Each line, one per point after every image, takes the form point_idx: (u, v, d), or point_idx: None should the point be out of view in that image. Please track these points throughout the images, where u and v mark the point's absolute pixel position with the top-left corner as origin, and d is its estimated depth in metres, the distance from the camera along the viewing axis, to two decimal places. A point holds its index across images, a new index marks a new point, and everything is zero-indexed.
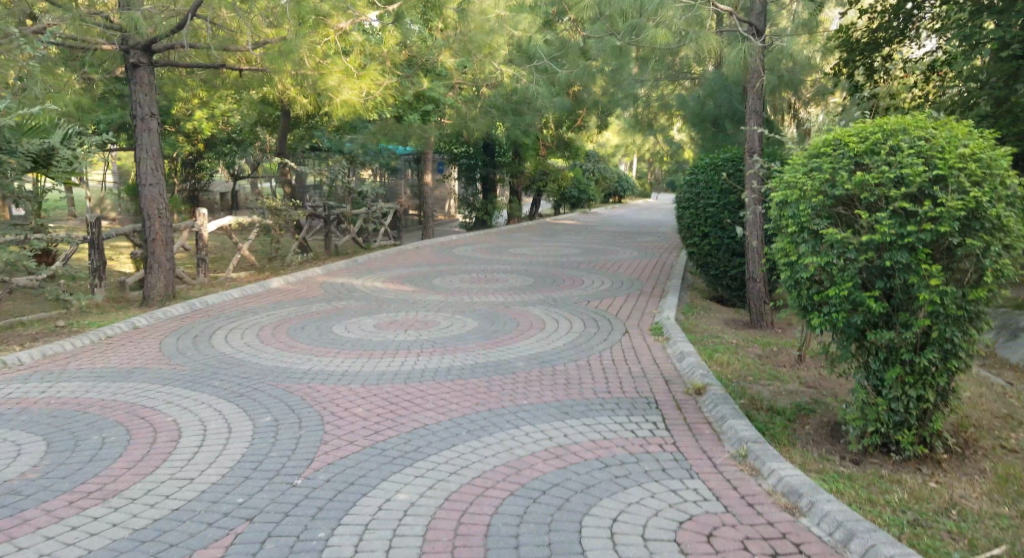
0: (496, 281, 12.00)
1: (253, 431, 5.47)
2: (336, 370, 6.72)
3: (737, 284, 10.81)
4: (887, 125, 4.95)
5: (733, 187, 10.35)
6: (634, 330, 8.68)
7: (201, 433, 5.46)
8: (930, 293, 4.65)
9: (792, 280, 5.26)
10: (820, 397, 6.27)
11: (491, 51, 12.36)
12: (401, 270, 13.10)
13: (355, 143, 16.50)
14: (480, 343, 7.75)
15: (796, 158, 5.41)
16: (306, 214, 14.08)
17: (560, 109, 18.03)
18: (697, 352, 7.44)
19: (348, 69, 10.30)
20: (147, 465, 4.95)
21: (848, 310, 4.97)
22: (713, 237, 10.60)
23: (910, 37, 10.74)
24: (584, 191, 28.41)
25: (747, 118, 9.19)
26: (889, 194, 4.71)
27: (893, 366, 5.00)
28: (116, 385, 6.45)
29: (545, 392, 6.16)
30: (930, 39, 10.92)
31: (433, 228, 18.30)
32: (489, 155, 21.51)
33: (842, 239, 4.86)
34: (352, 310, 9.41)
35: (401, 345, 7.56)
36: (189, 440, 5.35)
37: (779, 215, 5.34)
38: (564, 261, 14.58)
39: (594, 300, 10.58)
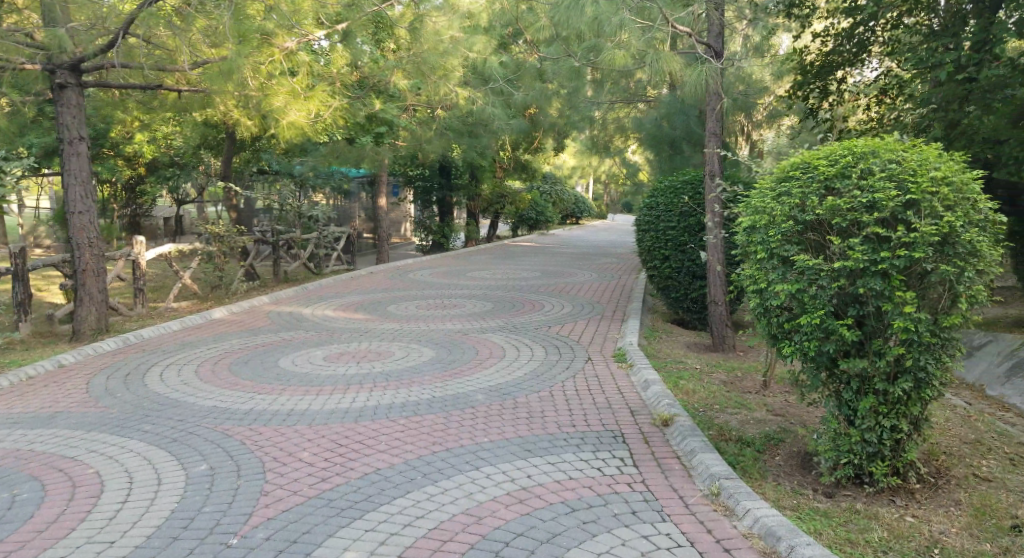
0: (454, 307, 11.72)
1: (184, 482, 5.08)
2: (283, 409, 6.34)
3: (698, 307, 10.68)
4: (856, 148, 4.91)
5: (693, 210, 10.34)
6: (597, 357, 8.45)
7: (126, 487, 5.07)
8: (904, 320, 4.59)
9: (762, 307, 5.18)
10: (789, 426, 6.07)
11: (446, 73, 12.13)
12: (355, 296, 12.73)
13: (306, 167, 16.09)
14: (438, 375, 7.44)
15: (763, 182, 5.36)
16: (253, 240, 13.60)
17: (516, 130, 17.85)
18: (662, 379, 7.22)
19: (294, 90, 9.93)
20: (61, 527, 4.60)
21: (820, 338, 4.88)
22: (674, 260, 10.48)
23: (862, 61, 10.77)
24: (541, 212, 28.29)
25: (707, 139, 9.10)
26: (861, 219, 4.67)
27: (867, 395, 4.86)
28: (34, 433, 6.02)
29: (506, 428, 5.88)
30: (878, 65, 11.05)
31: (388, 252, 17.92)
32: (445, 178, 21.22)
33: (813, 266, 4.80)
34: (304, 341, 9.07)
35: (355, 379, 7.22)
36: (111, 496, 4.96)
37: (747, 240, 5.27)
38: (522, 284, 14.31)
39: (555, 326, 10.34)
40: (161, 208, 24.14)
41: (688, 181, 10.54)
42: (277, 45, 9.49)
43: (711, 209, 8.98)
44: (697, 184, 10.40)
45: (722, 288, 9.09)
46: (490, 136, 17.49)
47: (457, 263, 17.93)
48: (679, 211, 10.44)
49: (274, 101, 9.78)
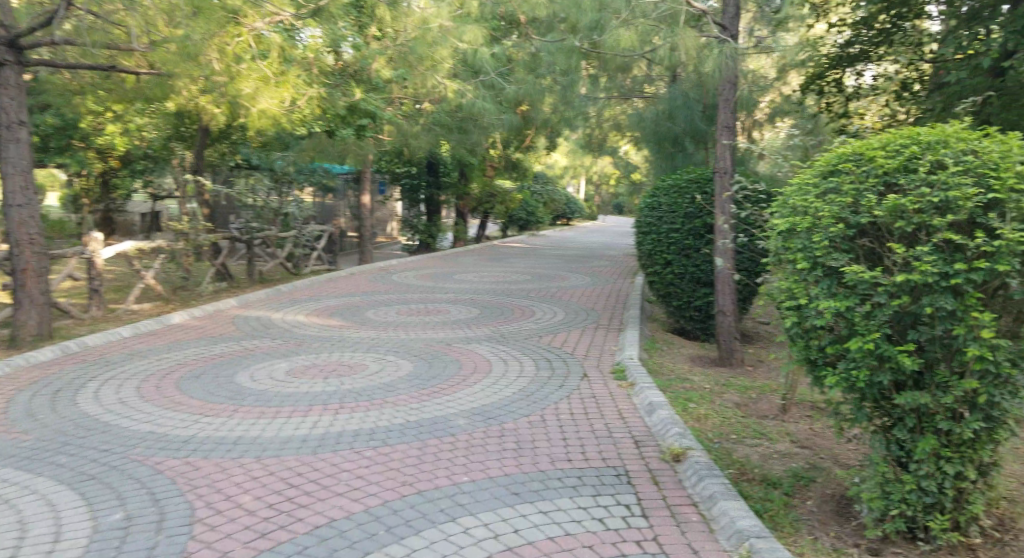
0: (439, 313, 10.89)
1: (89, 537, 4.16)
2: (229, 436, 5.49)
3: (701, 316, 9.83)
4: (920, 137, 4.09)
5: (701, 209, 9.51)
6: (594, 373, 7.61)
7: (15, 545, 4.12)
8: (980, 347, 3.77)
9: (800, 327, 4.36)
10: (819, 462, 5.24)
11: (434, 63, 11.63)
12: (330, 300, 11.88)
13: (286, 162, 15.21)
14: (418, 394, 6.72)
15: (802, 180, 4.52)
16: (223, 237, 12.71)
17: (509, 127, 16.98)
18: (668, 402, 6.37)
19: (266, 76, 9.12)
20: None
21: (872, 366, 4.06)
22: (676, 265, 9.65)
23: (880, 56, 10.10)
24: (532, 213, 27.56)
25: (719, 134, 8.19)
26: (931, 222, 3.85)
27: (926, 436, 4.04)
28: None
29: (490, 464, 5.02)
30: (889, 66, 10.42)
31: (371, 253, 16.97)
32: (432, 175, 20.28)
33: (869, 279, 3.97)
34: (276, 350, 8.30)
35: (319, 400, 6.41)
36: None
37: (784, 247, 4.44)
38: (512, 288, 13.49)
39: (544, 336, 9.49)
40: (137, 203, 23.04)
41: (694, 180, 9.71)
42: (246, 24, 8.83)
43: (724, 210, 8.18)
44: (705, 183, 9.54)
45: (731, 297, 8.29)
46: (480, 133, 16.54)
47: (443, 264, 17.05)
48: (683, 213, 9.59)
49: (238, 86, 8.92)
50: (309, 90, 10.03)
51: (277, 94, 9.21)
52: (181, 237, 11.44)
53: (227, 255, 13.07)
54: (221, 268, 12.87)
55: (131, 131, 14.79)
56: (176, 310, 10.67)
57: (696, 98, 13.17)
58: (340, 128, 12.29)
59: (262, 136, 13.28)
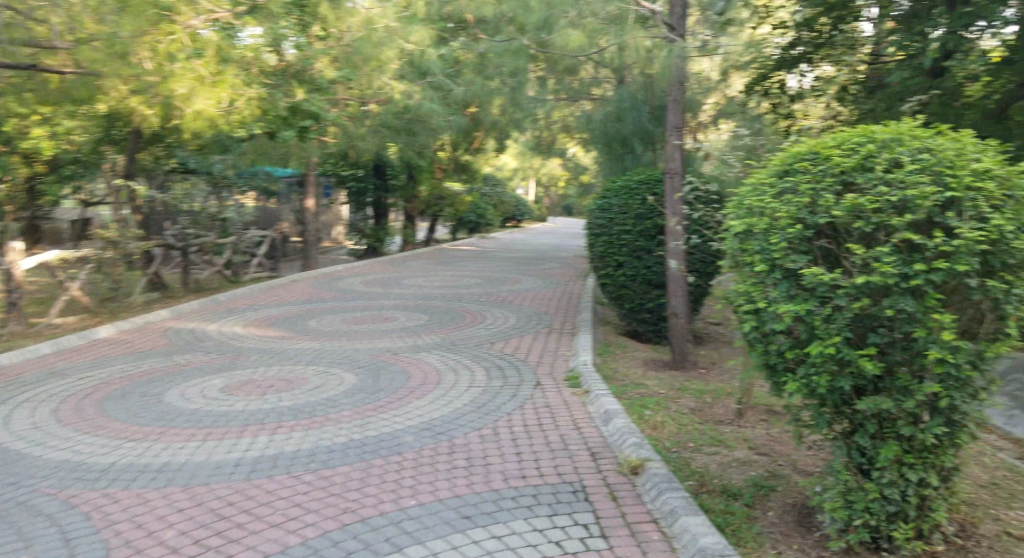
0: (386, 321, 10.56)
1: None
2: (153, 464, 5.24)
3: (654, 318, 9.71)
4: (875, 135, 3.93)
5: (651, 211, 9.37)
6: (547, 381, 7.38)
7: None
8: (941, 350, 3.57)
9: (758, 332, 4.14)
10: (779, 469, 5.07)
11: (380, 64, 11.57)
12: (270, 309, 11.44)
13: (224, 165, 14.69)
14: (358, 410, 6.46)
15: (757, 180, 4.33)
16: (154, 247, 12.24)
17: (456, 129, 16.69)
18: (624, 410, 6.20)
19: (202, 75, 8.64)
20: None
21: (832, 372, 3.86)
22: (628, 267, 9.51)
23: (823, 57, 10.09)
24: (482, 215, 27.30)
25: (668, 134, 8.10)
26: (890, 221, 3.65)
27: (889, 442, 3.85)
28: None
29: (440, 484, 4.85)
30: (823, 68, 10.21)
31: (314, 258, 16.51)
32: (379, 178, 19.94)
33: (829, 282, 3.76)
34: (216, 364, 8.09)
35: (254, 420, 6.20)
36: None
37: (739, 249, 4.23)
38: (461, 293, 13.22)
39: (495, 342, 9.25)
40: (69, 210, 22.13)
41: (643, 181, 9.57)
42: (180, 22, 8.51)
43: (673, 211, 8.07)
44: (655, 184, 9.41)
45: (683, 298, 8.16)
46: (426, 135, 16.23)
47: (390, 269, 16.67)
48: (634, 214, 9.45)
49: (170, 86, 8.45)
50: (247, 90, 9.46)
51: (215, 95, 8.73)
52: (110, 246, 10.94)
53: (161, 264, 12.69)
54: (152, 277, 12.38)
55: (60, 134, 14.12)
56: (104, 323, 10.18)
57: (642, 101, 13.07)
58: (282, 129, 11.11)
59: (198, 138, 12.78)
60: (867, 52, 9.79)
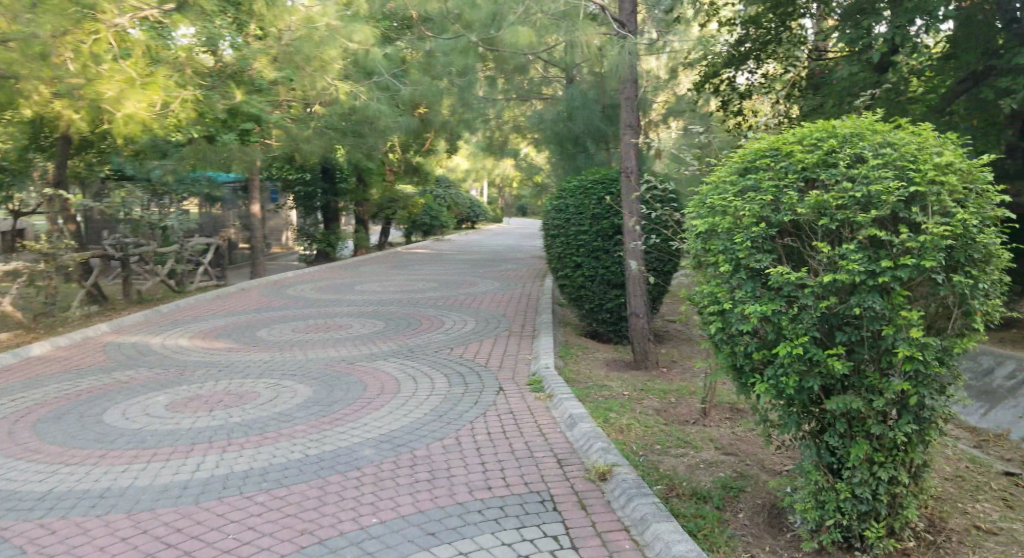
0: (340, 328, 10.31)
1: None
2: (91, 490, 5.17)
3: (613, 318, 9.65)
4: (835, 129, 3.89)
5: (607, 211, 9.31)
6: (510, 387, 7.26)
7: None
8: (909, 348, 3.55)
9: (724, 333, 4.07)
10: (746, 469, 5.01)
11: (322, 64, 11.51)
12: (217, 320, 11.12)
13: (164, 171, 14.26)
14: (308, 427, 6.19)
15: (719, 178, 4.26)
16: (91, 257, 11.82)
17: (406, 130, 16.46)
18: (588, 414, 6.11)
19: (131, 77, 8.41)
20: None
21: (801, 372, 3.80)
22: (586, 267, 9.44)
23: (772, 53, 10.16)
24: (436, 217, 27.07)
25: (622, 133, 8.05)
26: (855, 218, 3.62)
27: (859, 441, 3.81)
28: None
29: (403, 499, 4.81)
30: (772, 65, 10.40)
31: (263, 265, 16.12)
32: (328, 181, 19.55)
33: (795, 281, 3.72)
34: (162, 380, 7.78)
35: (201, 439, 5.98)
36: None
37: (703, 248, 4.16)
38: (417, 297, 13.03)
39: (454, 348, 9.07)
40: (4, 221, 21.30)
41: (598, 180, 9.51)
42: (104, 21, 8.21)
43: (630, 210, 8.02)
44: (610, 183, 9.35)
45: (642, 298, 8.12)
46: (376, 137, 15.99)
47: (343, 275, 16.37)
48: (591, 214, 9.38)
49: (96, 88, 8.18)
50: (183, 92, 9.28)
51: (146, 98, 8.38)
52: (43, 258, 10.53)
53: (99, 275, 12.30)
54: (89, 289, 11.98)
55: None
56: (38, 340, 9.77)
57: (596, 99, 12.96)
58: (222, 132, 11.30)
59: (136, 144, 12.36)
60: (814, 48, 9.88)
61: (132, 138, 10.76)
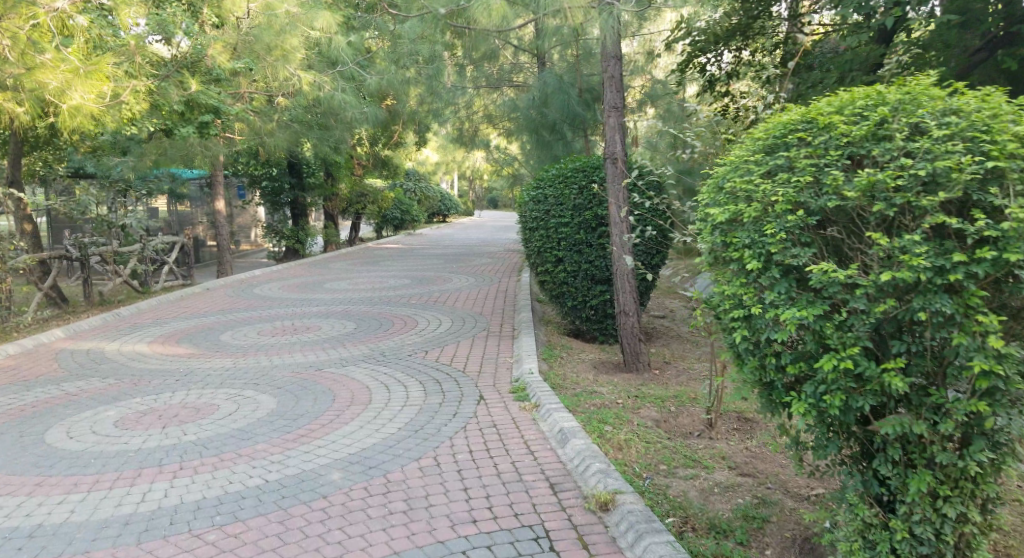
0: (308, 331, 9.55)
1: None
2: (22, 527, 4.44)
3: (598, 316, 9.00)
4: (881, 97, 3.23)
5: (587, 202, 8.65)
6: (491, 395, 6.60)
7: None
8: (985, 361, 2.92)
9: (749, 342, 3.45)
10: (767, 494, 4.42)
11: (284, 53, 10.79)
12: (175, 323, 10.32)
13: (126, 168, 13.41)
14: (269, 446, 5.47)
15: (737, 160, 3.59)
16: (48, 258, 10.93)
17: (374, 122, 15.67)
18: (582, 428, 5.47)
19: (77, 65, 7.36)
20: None
21: (848, 391, 3.19)
22: (568, 262, 8.78)
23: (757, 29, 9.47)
24: (407, 212, 26.28)
25: (606, 115, 7.36)
26: (916, 201, 2.99)
27: (920, 471, 3.25)
28: None
29: (377, 537, 4.14)
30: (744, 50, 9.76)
31: (231, 263, 15.27)
32: (295, 176, 18.65)
33: (842, 280, 3.09)
34: (115, 392, 7.00)
35: (150, 462, 5.22)
36: None
37: (722, 241, 3.50)
38: (389, 295, 12.32)
39: (429, 351, 8.35)
40: None
41: (578, 168, 8.84)
42: (42, 5, 7.03)
43: (616, 199, 7.38)
44: (591, 171, 8.70)
45: (632, 294, 7.49)
46: (343, 129, 15.19)
47: (311, 272, 15.57)
48: (571, 205, 8.70)
49: (38, 77, 7.10)
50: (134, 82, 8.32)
51: (95, 87, 7.41)
52: None
53: (56, 277, 11.40)
54: (47, 292, 11.14)
55: None
56: None
57: (571, 84, 12.25)
58: (179, 125, 10.30)
59: (89, 139, 11.52)
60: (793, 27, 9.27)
61: (79, 131, 9.88)
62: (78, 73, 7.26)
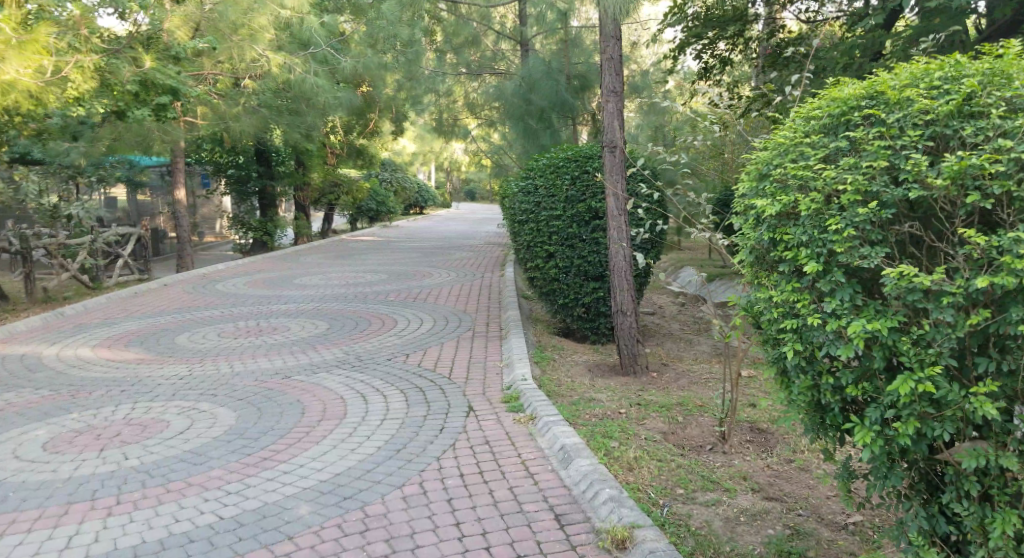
0: (274, 331, 8.93)
1: None
2: None
3: (590, 315, 8.46)
4: (965, 68, 2.74)
5: (580, 194, 8.13)
6: (482, 406, 6.08)
7: None
8: None
9: (801, 357, 3.00)
10: (801, 523, 3.89)
11: (251, 32, 10.72)
12: (134, 323, 9.65)
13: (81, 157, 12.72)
14: (226, 473, 5.04)
15: (788, 144, 3.14)
16: None
17: (348, 108, 15.05)
18: (585, 444, 5.01)
19: (12, 36, 6.95)
20: None
21: (922, 415, 2.66)
22: (560, 257, 8.24)
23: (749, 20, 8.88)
24: (382, 202, 25.47)
25: (605, 100, 6.79)
26: (1018, 190, 2.50)
27: (1001, 510, 2.67)
28: None
29: None
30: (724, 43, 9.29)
31: (193, 257, 14.51)
32: (264, 165, 17.84)
33: (924, 286, 2.58)
34: (46, 407, 6.44)
35: (81, 496, 4.76)
36: None
37: (770, 237, 3.09)
38: (364, 292, 11.70)
39: (410, 355, 7.77)
40: None
41: (570, 158, 8.31)
42: None
43: (614, 191, 6.84)
44: (585, 160, 8.18)
45: (630, 293, 6.94)
46: (316, 115, 14.45)
47: (281, 266, 14.90)
48: (563, 197, 8.17)
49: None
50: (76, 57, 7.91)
51: (32, 61, 7.07)
52: None
53: None
54: None
55: None
56: None
57: (559, 69, 11.70)
58: (133, 107, 9.45)
59: (40, 124, 10.84)
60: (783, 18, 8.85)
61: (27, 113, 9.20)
62: (12, 44, 6.89)
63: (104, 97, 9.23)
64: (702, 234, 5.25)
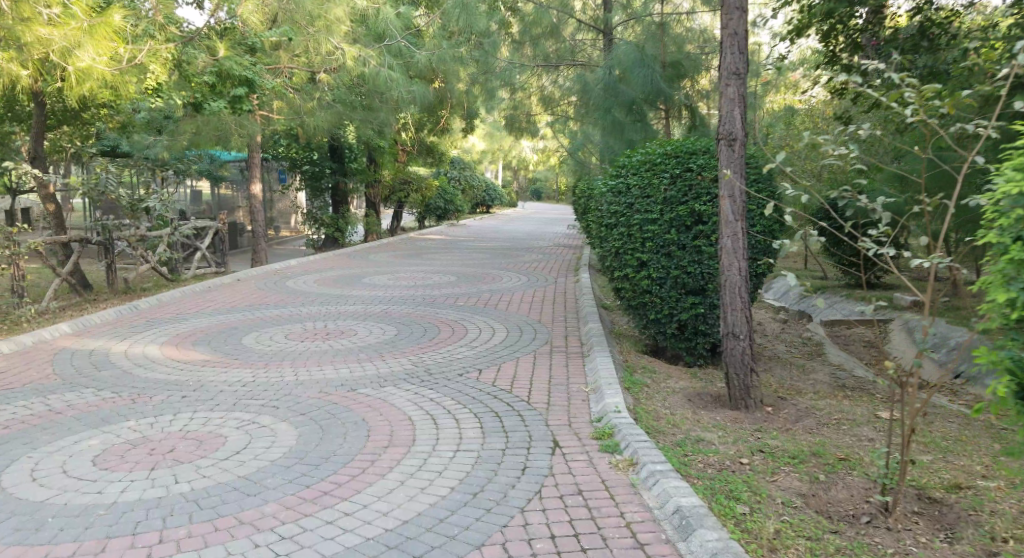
0: (342, 336, 8.16)
1: None
2: None
3: (686, 333, 7.41)
4: None
5: (680, 195, 7.09)
6: (571, 442, 5.13)
7: None
8: None
9: None
10: None
11: (326, 23, 9.92)
12: (197, 320, 9.00)
13: (160, 147, 12.34)
14: (281, 510, 4.26)
15: None
16: (66, 240, 9.86)
17: (421, 103, 14.28)
18: (709, 505, 4.02)
19: (84, 19, 6.29)
20: None
21: None
22: (654, 266, 7.20)
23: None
24: (450, 201, 24.66)
25: (724, 83, 5.76)
26: None
27: None
28: None
29: None
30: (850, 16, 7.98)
31: (266, 252, 13.90)
32: (337, 161, 17.14)
33: None
34: (103, 413, 5.79)
35: (123, 528, 4.11)
36: None
37: None
38: (433, 294, 10.83)
39: (484, 370, 6.84)
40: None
41: (670, 154, 7.27)
42: None
43: (730, 192, 5.78)
44: (687, 157, 7.15)
45: (744, 313, 5.84)
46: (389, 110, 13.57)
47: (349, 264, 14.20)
48: (660, 198, 7.14)
49: (35, 30, 6.01)
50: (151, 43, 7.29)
51: (106, 46, 6.42)
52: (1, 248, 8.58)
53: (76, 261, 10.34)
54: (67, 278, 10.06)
55: None
56: None
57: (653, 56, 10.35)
58: (209, 99, 8.77)
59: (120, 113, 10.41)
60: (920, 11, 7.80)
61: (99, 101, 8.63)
62: (83, 29, 6.24)
63: (182, 87, 8.76)
64: (874, 249, 3.91)
